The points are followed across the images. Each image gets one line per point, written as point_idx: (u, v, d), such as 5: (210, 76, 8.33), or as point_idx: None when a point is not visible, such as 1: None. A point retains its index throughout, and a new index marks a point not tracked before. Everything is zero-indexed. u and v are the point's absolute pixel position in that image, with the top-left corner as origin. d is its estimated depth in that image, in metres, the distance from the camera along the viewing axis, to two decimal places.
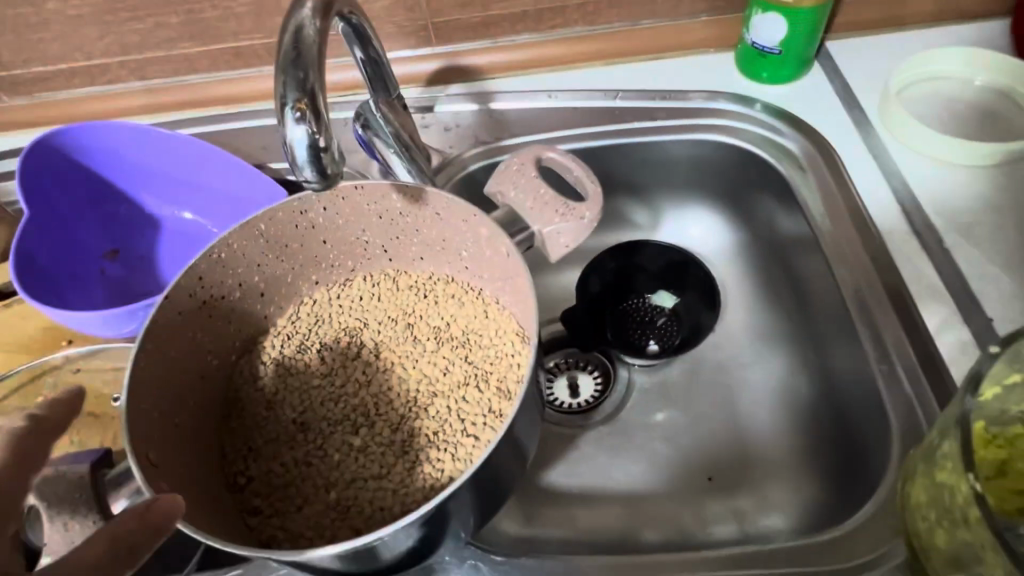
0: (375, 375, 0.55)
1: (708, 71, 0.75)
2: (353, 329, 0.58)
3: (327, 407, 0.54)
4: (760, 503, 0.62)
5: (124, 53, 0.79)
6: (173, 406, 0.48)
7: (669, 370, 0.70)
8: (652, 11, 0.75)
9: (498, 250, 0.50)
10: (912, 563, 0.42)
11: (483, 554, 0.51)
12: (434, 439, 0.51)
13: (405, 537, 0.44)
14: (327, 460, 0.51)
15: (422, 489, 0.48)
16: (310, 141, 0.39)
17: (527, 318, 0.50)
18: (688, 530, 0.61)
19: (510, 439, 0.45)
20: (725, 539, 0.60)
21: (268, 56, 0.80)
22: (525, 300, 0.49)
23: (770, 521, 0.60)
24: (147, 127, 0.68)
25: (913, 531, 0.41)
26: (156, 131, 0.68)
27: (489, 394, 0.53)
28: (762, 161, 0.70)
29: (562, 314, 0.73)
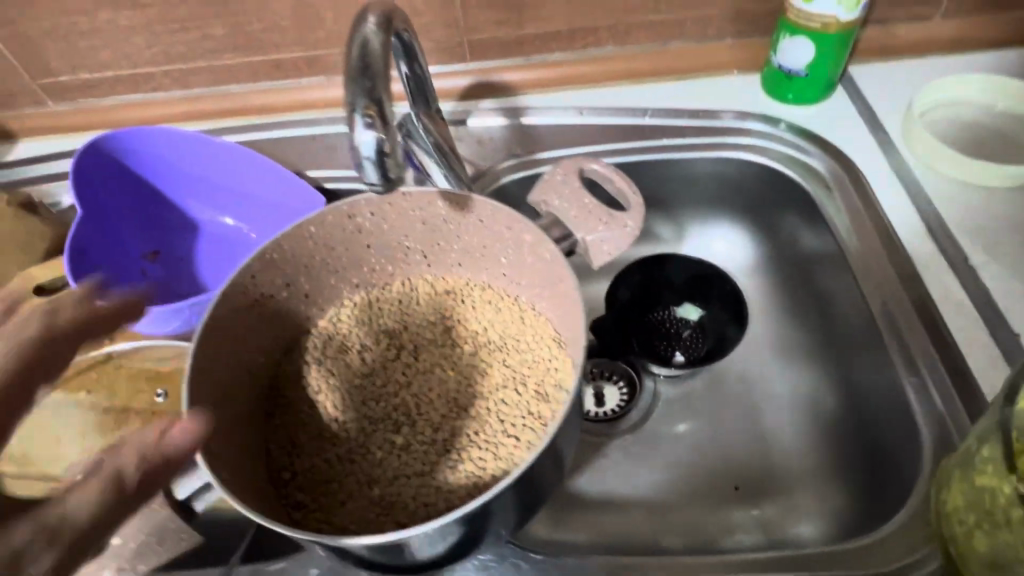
0: (415, 377, 0.57)
1: (735, 92, 0.77)
2: (392, 332, 0.60)
3: (368, 406, 0.55)
4: (788, 512, 0.62)
5: (167, 62, 0.82)
6: (225, 399, 0.50)
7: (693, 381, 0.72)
8: (681, 33, 0.78)
9: (541, 256, 0.52)
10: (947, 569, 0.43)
11: (522, 552, 0.52)
12: (475, 439, 0.52)
13: (455, 530, 0.45)
14: (369, 456, 0.52)
15: (464, 487, 0.49)
16: (377, 145, 0.41)
17: (570, 324, 0.52)
18: (715, 537, 0.62)
19: (556, 438, 0.46)
20: (752, 547, 0.61)
21: (306, 68, 0.83)
22: (569, 305, 0.51)
23: (798, 529, 0.61)
24: (197, 133, 0.70)
25: (948, 537, 0.42)
26: (205, 138, 0.70)
27: (527, 396, 0.54)
28: (787, 179, 0.72)
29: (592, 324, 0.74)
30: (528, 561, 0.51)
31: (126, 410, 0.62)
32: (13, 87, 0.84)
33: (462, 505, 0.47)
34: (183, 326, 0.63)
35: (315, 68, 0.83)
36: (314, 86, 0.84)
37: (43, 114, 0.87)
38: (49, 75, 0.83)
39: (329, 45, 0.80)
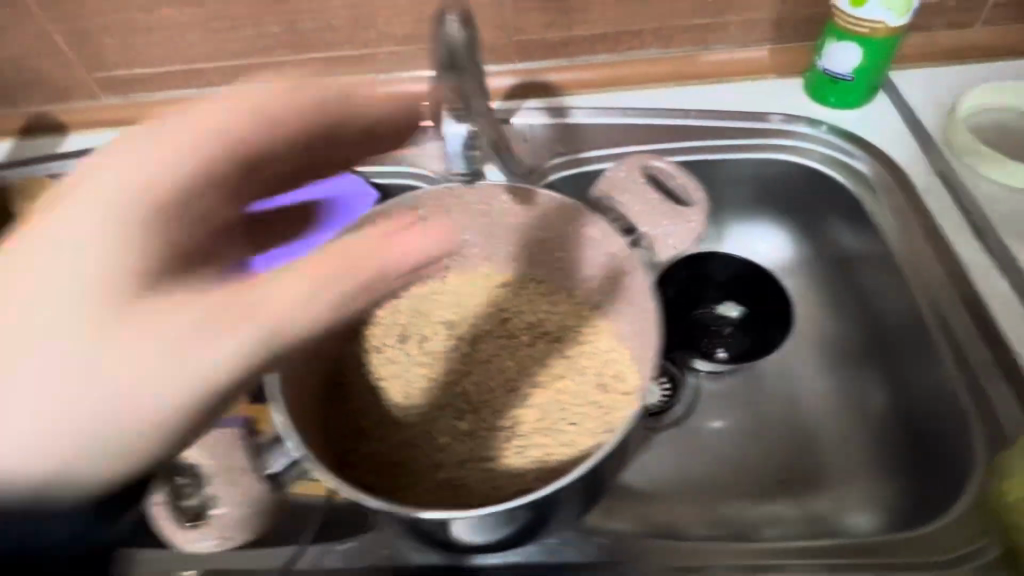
0: (474, 366, 0.58)
1: (778, 95, 0.79)
2: (450, 322, 0.62)
3: (430, 393, 0.57)
4: (836, 504, 0.64)
5: (219, 59, 0.84)
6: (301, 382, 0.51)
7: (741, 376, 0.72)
8: (725, 36, 0.79)
9: (604, 250, 0.54)
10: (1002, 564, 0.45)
11: (586, 535, 0.54)
12: (538, 426, 0.53)
13: (528, 511, 0.46)
14: (434, 441, 0.54)
15: (531, 471, 0.51)
16: (464, 135, 0.52)
17: (638, 314, 0.53)
18: (763, 529, 0.64)
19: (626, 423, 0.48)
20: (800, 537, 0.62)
21: (354, 66, 0.84)
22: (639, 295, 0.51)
23: (847, 519, 0.63)
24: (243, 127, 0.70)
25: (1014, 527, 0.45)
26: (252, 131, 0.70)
27: (587, 386, 0.56)
28: (831, 181, 0.73)
29: None
30: (594, 543, 0.53)
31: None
32: (68, 80, 0.86)
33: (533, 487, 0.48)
34: None
35: (363, 66, 0.85)
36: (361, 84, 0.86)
37: (95, 107, 0.89)
38: (103, 69, 0.85)
39: (379, 44, 0.82)
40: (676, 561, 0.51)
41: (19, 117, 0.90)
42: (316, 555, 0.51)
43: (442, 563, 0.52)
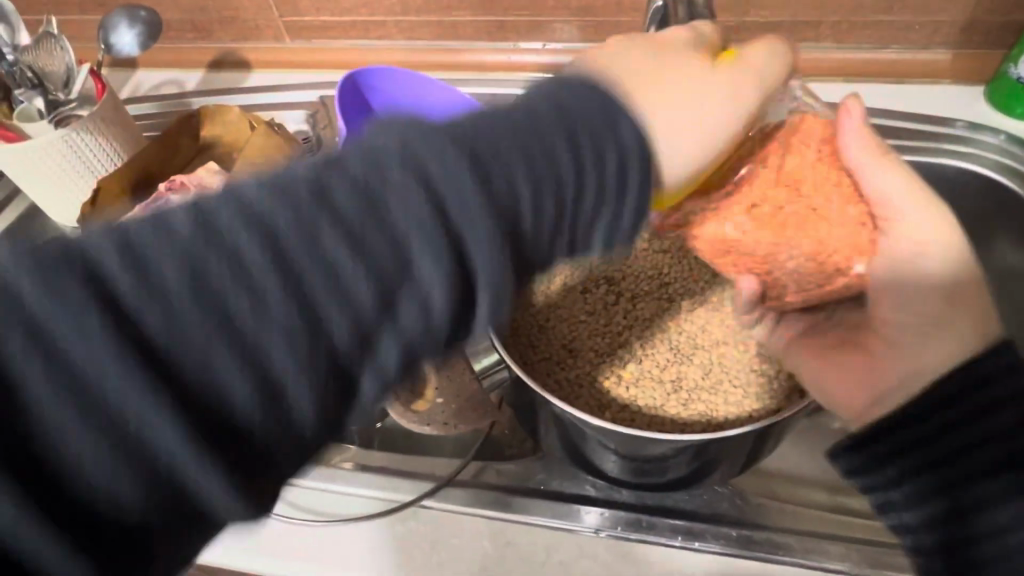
0: (636, 321, 0.61)
1: (956, 103, 0.74)
2: (611, 278, 0.64)
3: (595, 339, 0.60)
4: None
5: (401, 14, 0.87)
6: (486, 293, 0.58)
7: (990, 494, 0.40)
8: (925, 41, 0.73)
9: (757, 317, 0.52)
10: None
11: (738, 498, 0.55)
12: (705, 383, 0.56)
13: (698, 455, 0.49)
14: (599, 383, 0.57)
15: (700, 424, 0.54)
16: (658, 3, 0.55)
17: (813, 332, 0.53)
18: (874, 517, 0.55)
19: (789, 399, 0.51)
20: None
21: (529, 32, 0.85)
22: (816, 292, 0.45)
23: None
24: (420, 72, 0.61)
25: None
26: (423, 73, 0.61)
27: (749, 354, 0.57)
28: (1008, 193, 0.66)
29: (828, 450, 0.46)
30: (747, 504, 0.55)
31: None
32: (259, 19, 0.91)
33: (703, 433, 0.52)
34: None
35: (537, 32, 0.85)
36: (530, 52, 0.87)
37: (279, 49, 0.95)
38: (295, 15, 0.90)
39: (554, 14, 0.82)
40: (796, 525, 0.53)
41: (210, 51, 0.97)
42: (475, 470, 0.56)
43: (596, 495, 0.55)
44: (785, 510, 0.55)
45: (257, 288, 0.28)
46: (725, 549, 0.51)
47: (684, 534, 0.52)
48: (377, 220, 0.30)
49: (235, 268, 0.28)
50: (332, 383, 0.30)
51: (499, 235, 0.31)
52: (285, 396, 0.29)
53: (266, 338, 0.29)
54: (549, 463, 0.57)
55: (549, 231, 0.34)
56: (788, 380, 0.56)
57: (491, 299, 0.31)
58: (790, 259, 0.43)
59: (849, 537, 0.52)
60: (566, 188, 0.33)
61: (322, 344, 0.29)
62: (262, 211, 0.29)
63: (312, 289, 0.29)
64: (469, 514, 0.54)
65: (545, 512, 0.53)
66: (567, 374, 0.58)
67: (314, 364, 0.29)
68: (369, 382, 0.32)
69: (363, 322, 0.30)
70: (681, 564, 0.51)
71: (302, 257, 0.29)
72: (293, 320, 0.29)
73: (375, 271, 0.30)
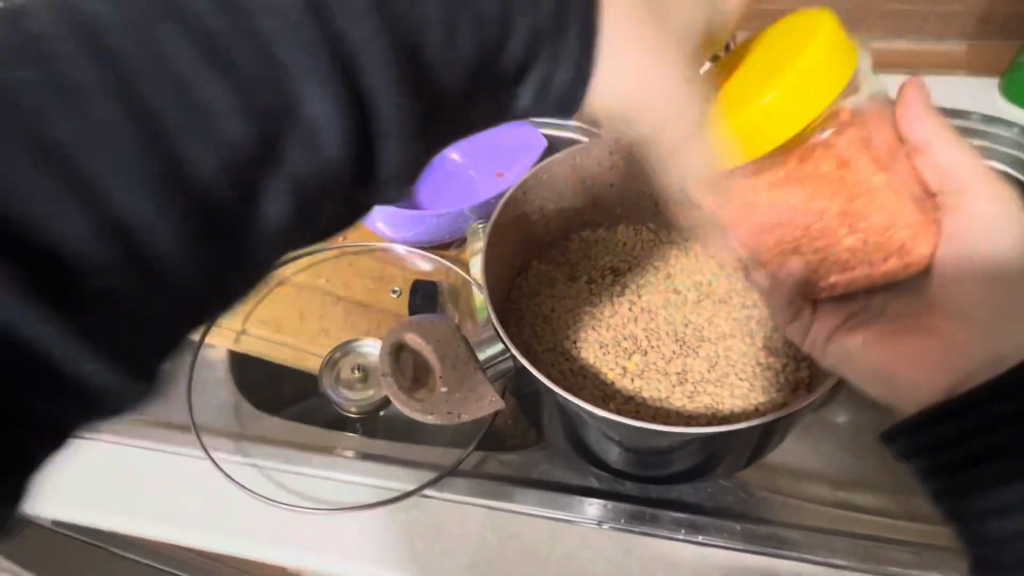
0: (642, 312, 0.60)
1: (968, 95, 0.73)
2: (617, 269, 0.63)
3: (600, 330, 0.59)
4: None
5: None
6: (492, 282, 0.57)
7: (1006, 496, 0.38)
8: (938, 32, 0.72)
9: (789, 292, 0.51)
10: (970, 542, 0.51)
11: (743, 491, 0.55)
12: (711, 375, 0.56)
13: (704, 448, 0.49)
14: (604, 374, 0.56)
15: (706, 416, 0.53)
16: None
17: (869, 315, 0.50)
18: (877, 512, 0.55)
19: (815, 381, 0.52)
20: None
21: None
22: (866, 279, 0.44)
23: None
24: None
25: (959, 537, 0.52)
26: None
27: (755, 347, 0.57)
28: None
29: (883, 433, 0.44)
30: (751, 498, 0.54)
31: (360, 303, 0.66)
32: None
33: (709, 425, 0.51)
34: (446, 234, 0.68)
35: None
36: None
37: None
38: None
39: None
40: (799, 519, 0.53)
41: None
42: (477, 460, 0.56)
43: (599, 487, 0.54)
44: (789, 504, 0.54)
45: (88, 96, 0.25)
46: (728, 543, 0.51)
47: (687, 527, 0.51)
48: (239, 28, 0.27)
49: (65, 76, 0.25)
50: (208, 231, 0.28)
51: (400, 68, 0.29)
52: (153, 248, 0.27)
53: (97, 153, 0.25)
54: (552, 454, 0.56)
55: (466, 78, 0.31)
56: (796, 374, 0.56)
57: (395, 133, 0.30)
58: (874, 214, 0.40)
59: (855, 532, 0.52)
60: (483, 28, 0.30)
61: (178, 167, 0.27)
62: (91, 16, 0.26)
63: (159, 104, 0.26)
64: (471, 504, 0.53)
65: (547, 503, 0.53)
66: (574, 365, 0.57)
67: (186, 214, 0.27)
68: (262, 233, 0.30)
69: (227, 144, 0.27)
70: (684, 557, 0.51)
71: (148, 65, 0.26)
72: (137, 137, 0.26)
73: (251, 106, 0.27)
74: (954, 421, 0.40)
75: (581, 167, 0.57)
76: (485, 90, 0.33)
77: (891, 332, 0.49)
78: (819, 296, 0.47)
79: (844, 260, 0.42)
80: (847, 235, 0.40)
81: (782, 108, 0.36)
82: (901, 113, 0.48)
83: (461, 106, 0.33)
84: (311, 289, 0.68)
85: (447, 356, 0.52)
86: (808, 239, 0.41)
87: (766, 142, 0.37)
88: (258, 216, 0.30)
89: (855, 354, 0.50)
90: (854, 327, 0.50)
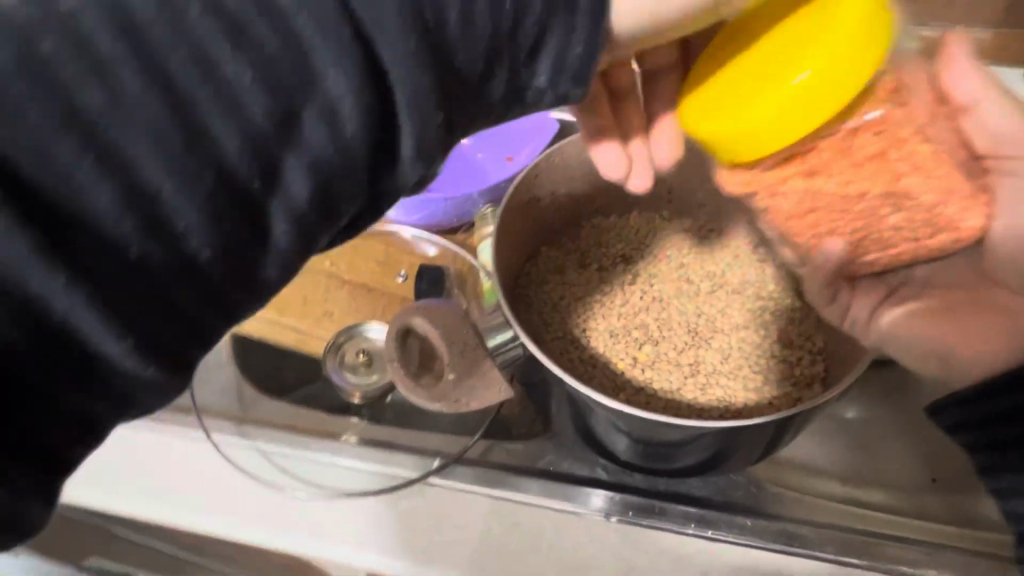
0: (653, 301, 0.59)
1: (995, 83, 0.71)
2: (628, 257, 0.62)
3: (609, 318, 0.58)
4: None
5: None
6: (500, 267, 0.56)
7: (1012, 479, 0.40)
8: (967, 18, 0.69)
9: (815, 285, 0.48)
10: (992, 541, 0.50)
11: (755, 485, 0.54)
12: (723, 367, 0.54)
13: (716, 442, 0.48)
14: (613, 365, 0.55)
15: (718, 409, 0.52)
16: None
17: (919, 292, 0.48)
18: (890, 509, 0.54)
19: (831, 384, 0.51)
20: None
21: None
22: (910, 258, 0.41)
23: None
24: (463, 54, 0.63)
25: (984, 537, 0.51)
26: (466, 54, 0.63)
27: (768, 340, 0.56)
28: None
29: (928, 405, 0.46)
30: (762, 492, 0.53)
31: (365, 286, 0.65)
32: None
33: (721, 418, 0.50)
34: (456, 218, 0.67)
35: None
36: None
37: None
38: None
39: None
40: (810, 516, 0.52)
41: None
42: (482, 449, 0.55)
43: (607, 479, 0.53)
44: (799, 501, 0.53)
45: (111, 71, 0.23)
46: (738, 539, 0.50)
47: (696, 522, 0.50)
48: (249, 4, 0.24)
49: (71, 54, 0.22)
50: (238, 218, 0.26)
51: (418, 45, 0.26)
52: (177, 236, 0.25)
53: (121, 131, 0.23)
54: (559, 444, 0.55)
55: (477, 58, 0.29)
56: (812, 369, 0.54)
57: (412, 118, 0.27)
58: (925, 191, 0.35)
59: (871, 529, 0.51)
60: (498, 7, 0.28)
61: (203, 146, 0.24)
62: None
63: (180, 76, 0.23)
64: (476, 493, 0.53)
65: (552, 494, 0.52)
66: (582, 354, 0.56)
67: (212, 198, 0.25)
68: (286, 220, 0.27)
69: (249, 123, 0.24)
70: (692, 552, 0.50)
71: (162, 33, 0.23)
72: (160, 117, 0.23)
73: (279, 87, 0.25)
74: (1011, 395, 0.40)
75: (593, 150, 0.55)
76: (499, 68, 0.30)
77: (941, 316, 0.47)
78: (855, 274, 0.44)
79: (878, 244, 0.39)
80: (878, 217, 0.37)
81: (821, 83, 0.32)
82: (943, 72, 0.42)
83: (472, 90, 0.30)
84: (315, 271, 0.66)
85: (455, 343, 0.50)
86: (847, 219, 0.37)
87: (804, 124, 0.33)
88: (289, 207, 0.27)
89: (900, 328, 0.48)
90: (899, 303, 0.48)
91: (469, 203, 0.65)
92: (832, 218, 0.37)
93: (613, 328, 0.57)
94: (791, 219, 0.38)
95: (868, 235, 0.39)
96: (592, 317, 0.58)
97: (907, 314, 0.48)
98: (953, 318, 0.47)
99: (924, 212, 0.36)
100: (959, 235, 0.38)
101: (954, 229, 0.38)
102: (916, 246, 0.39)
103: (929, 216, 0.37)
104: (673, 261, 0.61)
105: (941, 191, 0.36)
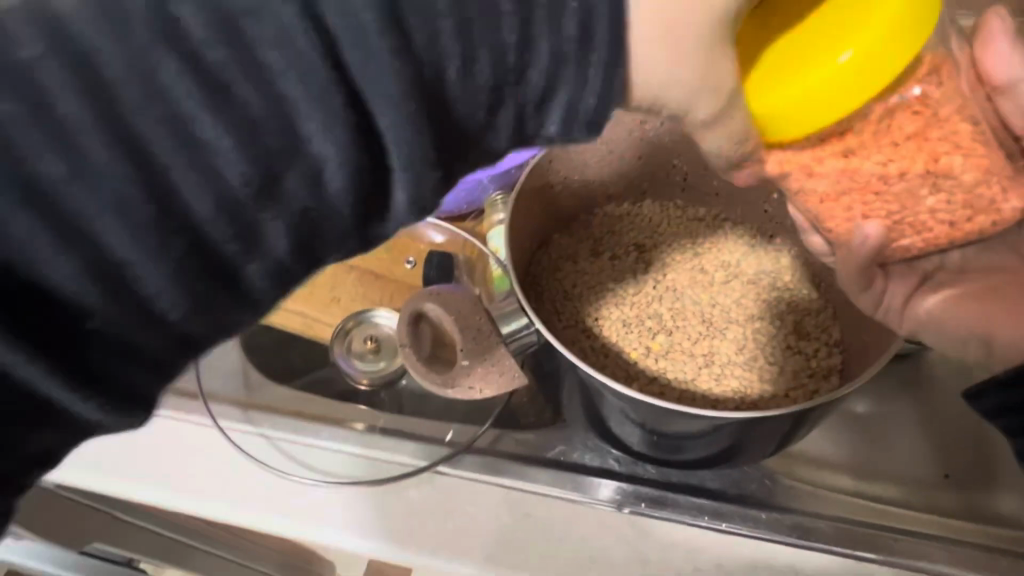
0: (667, 291, 0.58)
1: None
2: (642, 245, 0.61)
3: (623, 307, 0.57)
4: None
5: None
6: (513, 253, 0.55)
7: None
8: None
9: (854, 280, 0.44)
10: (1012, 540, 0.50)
11: (769, 478, 0.53)
12: (738, 358, 0.53)
13: (733, 436, 0.47)
14: (626, 355, 0.54)
15: (733, 401, 0.51)
16: None
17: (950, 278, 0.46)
18: (906, 504, 0.53)
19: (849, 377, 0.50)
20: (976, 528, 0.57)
21: None
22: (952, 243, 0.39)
23: None
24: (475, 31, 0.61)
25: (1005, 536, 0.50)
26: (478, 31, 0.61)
27: (784, 332, 0.55)
28: None
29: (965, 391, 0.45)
30: (776, 484, 0.53)
31: (372, 273, 0.63)
32: None
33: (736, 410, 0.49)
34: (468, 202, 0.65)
35: None
36: None
37: None
38: None
39: None
40: (826, 511, 0.51)
41: None
42: (492, 437, 0.54)
43: (619, 470, 0.52)
44: (815, 494, 0.52)
45: (79, 136, 0.23)
46: (753, 532, 0.49)
47: (710, 514, 0.50)
48: (235, 58, 0.24)
49: (37, 120, 0.23)
50: (208, 281, 0.27)
51: (410, 88, 0.25)
52: (147, 301, 0.26)
53: (94, 205, 0.24)
54: (571, 434, 0.54)
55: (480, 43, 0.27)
56: (829, 362, 0.53)
57: (400, 167, 0.26)
58: (964, 170, 0.36)
59: (889, 525, 0.50)
60: (499, 38, 0.26)
61: (173, 213, 0.25)
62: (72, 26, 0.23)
63: (151, 143, 0.24)
64: (486, 483, 0.52)
65: (563, 484, 0.51)
66: (595, 344, 0.55)
67: (180, 264, 0.25)
68: (265, 270, 0.28)
69: (224, 190, 0.25)
70: (704, 544, 0.49)
71: (129, 95, 0.23)
72: (131, 189, 0.24)
73: (257, 154, 0.25)
74: None
75: (610, 135, 0.54)
76: (503, 111, 0.28)
77: (976, 299, 0.45)
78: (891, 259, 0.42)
79: (918, 226, 0.38)
80: (915, 200, 0.37)
81: (864, 60, 0.31)
82: (981, 53, 0.41)
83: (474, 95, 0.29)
84: None
85: (470, 329, 0.50)
86: (887, 202, 0.37)
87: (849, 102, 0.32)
88: (266, 264, 0.28)
89: (938, 320, 0.45)
90: (938, 289, 0.46)
91: (483, 185, 0.63)
92: (869, 201, 0.37)
93: (626, 317, 0.56)
94: (825, 206, 0.38)
95: (903, 219, 0.38)
96: (606, 306, 0.57)
97: (945, 303, 0.45)
98: (995, 301, 0.45)
99: (966, 192, 0.36)
100: (998, 217, 0.38)
101: (993, 213, 0.38)
102: (948, 230, 0.38)
103: (969, 196, 0.37)
104: (688, 250, 0.60)
105: (983, 171, 0.36)
